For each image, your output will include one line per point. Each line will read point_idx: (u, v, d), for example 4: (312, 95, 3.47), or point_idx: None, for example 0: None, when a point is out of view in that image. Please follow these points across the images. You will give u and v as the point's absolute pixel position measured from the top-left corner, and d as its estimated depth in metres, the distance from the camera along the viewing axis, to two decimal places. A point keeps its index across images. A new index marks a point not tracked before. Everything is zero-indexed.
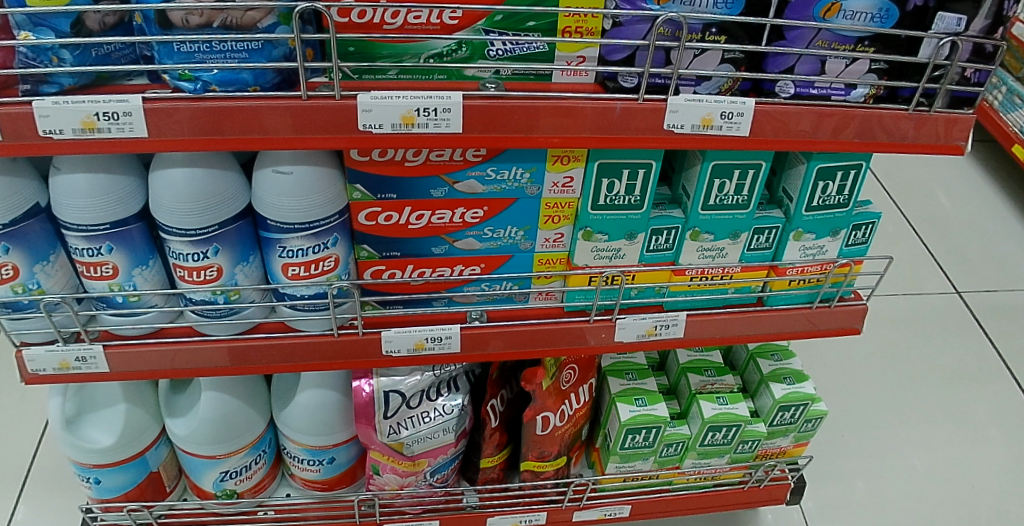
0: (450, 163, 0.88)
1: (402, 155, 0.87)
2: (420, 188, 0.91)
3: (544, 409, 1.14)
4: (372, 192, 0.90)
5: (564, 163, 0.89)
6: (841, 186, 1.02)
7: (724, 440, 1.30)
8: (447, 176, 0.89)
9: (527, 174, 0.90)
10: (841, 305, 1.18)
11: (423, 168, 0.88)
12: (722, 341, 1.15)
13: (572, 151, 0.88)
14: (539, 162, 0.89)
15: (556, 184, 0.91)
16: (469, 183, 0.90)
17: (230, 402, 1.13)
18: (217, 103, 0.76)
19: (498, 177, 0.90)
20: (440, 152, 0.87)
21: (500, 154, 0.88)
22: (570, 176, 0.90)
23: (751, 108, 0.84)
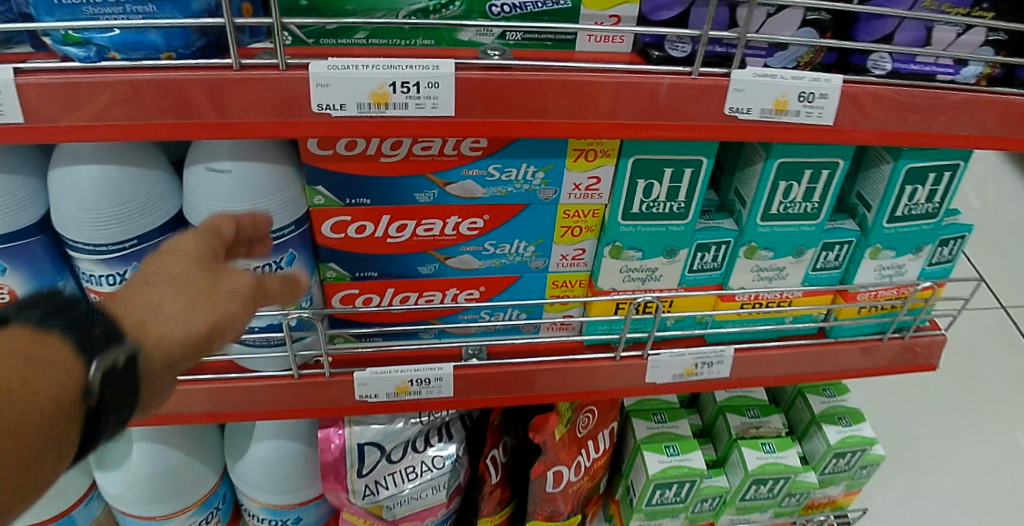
0: (440, 159, 0.67)
1: (376, 146, 0.66)
2: (402, 191, 0.70)
3: (556, 463, 0.94)
4: (338, 196, 0.70)
5: (590, 160, 0.68)
6: (932, 191, 0.81)
7: (769, 494, 1.09)
8: (436, 176, 0.69)
9: (541, 174, 0.69)
10: (917, 336, 0.97)
11: (404, 165, 0.68)
12: (773, 382, 0.94)
13: (600, 143, 0.67)
14: (557, 159, 0.68)
15: (578, 187, 0.71)
16: (466, 185, 0.70)
17: (173, 454, 0.93)
18: (118, 76, 0.54)
19: (503, 178, 0.69)
20: (426, 144, 0.66)
21: (507, 147, 0.67)
22: (596, 176, 0.70)
23: (837, 87, 0.64)
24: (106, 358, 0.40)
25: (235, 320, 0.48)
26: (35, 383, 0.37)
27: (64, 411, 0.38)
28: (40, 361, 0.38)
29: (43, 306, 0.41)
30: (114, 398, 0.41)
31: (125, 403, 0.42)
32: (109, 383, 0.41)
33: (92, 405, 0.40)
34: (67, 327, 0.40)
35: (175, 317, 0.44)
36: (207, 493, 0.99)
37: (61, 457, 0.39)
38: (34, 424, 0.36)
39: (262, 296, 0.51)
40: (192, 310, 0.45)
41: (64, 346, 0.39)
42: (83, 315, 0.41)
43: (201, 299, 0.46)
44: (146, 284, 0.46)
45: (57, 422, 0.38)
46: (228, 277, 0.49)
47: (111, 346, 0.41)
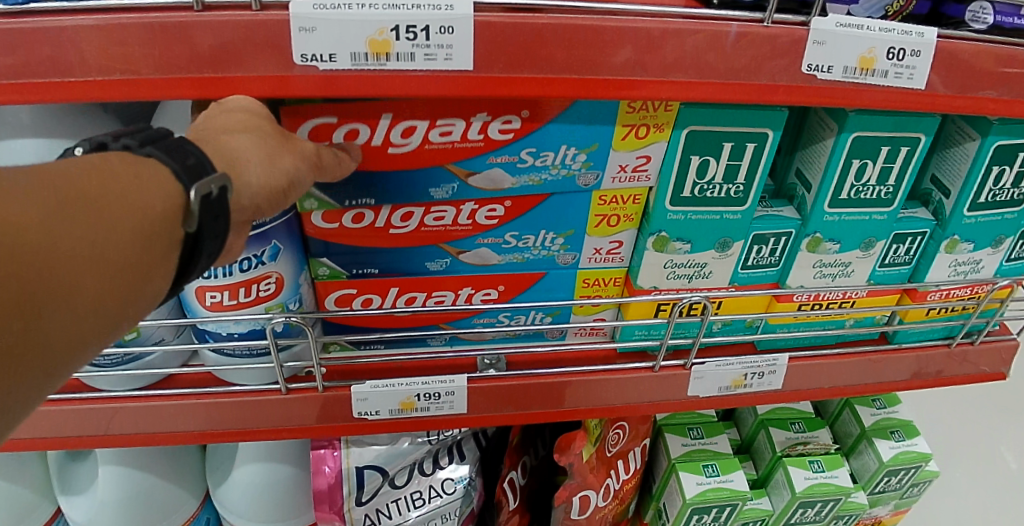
0: (461, 148, 0.56)
1: (383, 134, 0.55)
2: (415, 185, 0.59)
3: (583, 488, 0.83)
4: (335, 196, 0.59)
5: (641, 137, 0.57)
6: (1020, 174, 0.70)
7: (816, 518, 0.97)
8: (456, 167, 0.58)
9: (581, 157, 0.58)
10: (987, 341, 0.86)
11: (417, 157, 0.56)
12: (830, 395, 0.83)
13: (656, 115, 0.56)
14: (603, 137, 0.57)
15: (624, 168, 0.60)
16: (492, 176, 0.58)
17: (148, 479, 0.81)
18: (55, 20, 0.43)
19: (537, 164, 0.58)
20: (443, 127, 0.55)
21: (545, 126, 0.56)
22: (646, 155, 0.59)
23: (932, 42, 0.53)
24: (202, 184, 0.40)
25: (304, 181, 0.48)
26: (126, 203, 0.37)
27: (161, 230, 0.39)
28: (142, 178, 0.39)
29: (144, 139, 0.41)
30: (213, 223, 0.41)
31: (220, 234, 0.42)
32: (207, 209, 0.40)
33: (190, 229, 0.40)
34: (166, 153, 0.40)
35: (261, 162, 0.45)
36: (190, 519, 0.87)
37: (163, 277, 0.40)
38: (138, 227, 0.37)
39: (332, 164, 0.51)
40: (272, 160, 0.45)
41: (162, 172, 0.40)
42: (181, 145, 0.41)
43: (277, 152, 0.46)
44: (222, 133, 0.44)
45: (153, 240, 0.38)
46: (295, 141, 0.48)
47: (209, 175, 0.40)
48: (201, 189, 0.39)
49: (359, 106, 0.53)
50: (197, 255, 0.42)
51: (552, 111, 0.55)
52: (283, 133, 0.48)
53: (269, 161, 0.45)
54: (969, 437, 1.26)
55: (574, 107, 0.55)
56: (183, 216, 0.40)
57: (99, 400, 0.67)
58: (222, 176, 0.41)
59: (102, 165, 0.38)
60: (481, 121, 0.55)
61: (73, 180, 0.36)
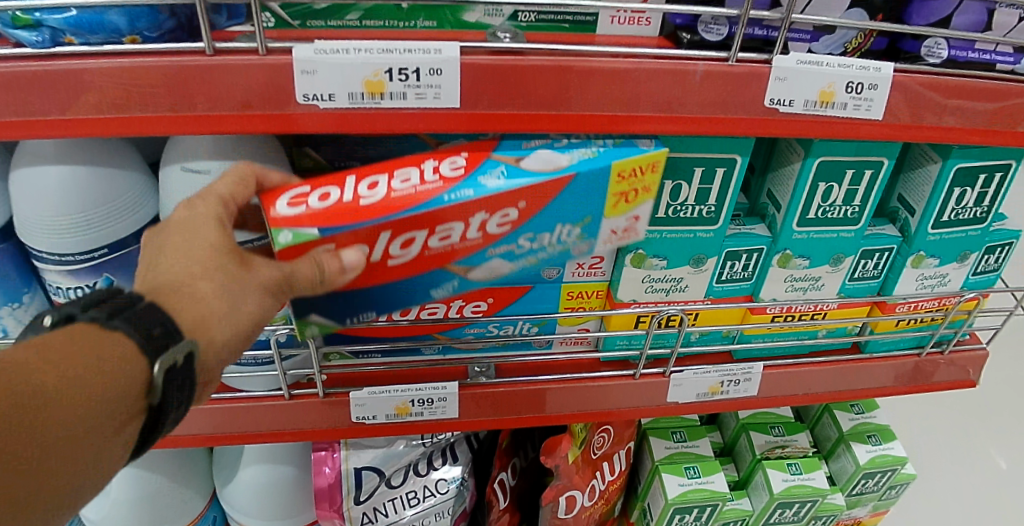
0: (461, 251, 0.55)
1: (381, 249, 0.53)
2: (415, 288, 0.57)
3: (569, 488, 0.87)
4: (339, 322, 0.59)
5: (630, 200, 0.57)
6: (981, 195, 0.74)
7: (795, 518, 1.01)
8: (456, 269, 0.57)
9: (576, 231, 0.57)
10: (958, 351, 0.90)
11: (416, 266, 0.55)
12: (804, 401, 0.87)
13: (643, 178, 0.56)
14: (595, 209, 0.56)
15: (616, 232, 0.58)
16: (492, 266, 0.57)
17: (157, 480, 0.86)
18: (82, 63, 0.48)
19: (534, 248, 0.57)
20: (441, 234, 0.54)
21: (542, 211, 0.55)
22: (638, 215, 0.58)
23: (888, 77, 0.57)
24: (164, 358, 0.43)
25: (270, 312, 0.51)
26: (92, 392, 0.40)
27: (125, 409, 0.42)
28: (108, 358, 0.42)
29: (111, 308, 0.43)
30: (176, 392, 0.45)
31: (184, 398, 0.46)
32: (169, 381, 0.44)
33: (154, 401, 0.44)
34: (132, 326, 0.43)
35: (224, 317, 0.47)
36: (197, 518, 0.91)
37: (125, 444, 0.44)
38: (101, 414, 0.41)
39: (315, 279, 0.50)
40: (236, 306, 0.48)
41: (125, 347, 0.43)
42: (147, 314, 0.44)
43: (238, 299, 0.48)
44: (185, 287, 0.46)
45: (116, 421, 0.42)
46: (259, 272, 0.49)
47: (171, 346, 0.44)
48: (165, 363, 0.43)
49: (354, 232, 0.52)
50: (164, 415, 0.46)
51: (545, 200, 0.54)
52: (247, 265, 0.49)
53: (231, 312, 0.47)
54: (950, 442, 1.30)
55: (567, 188, 0.54)
56: (145, 390, 0.43)
57: None
58: (185, 341, 0.45)
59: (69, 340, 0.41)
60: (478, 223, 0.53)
61: (38, 374, 0.39)
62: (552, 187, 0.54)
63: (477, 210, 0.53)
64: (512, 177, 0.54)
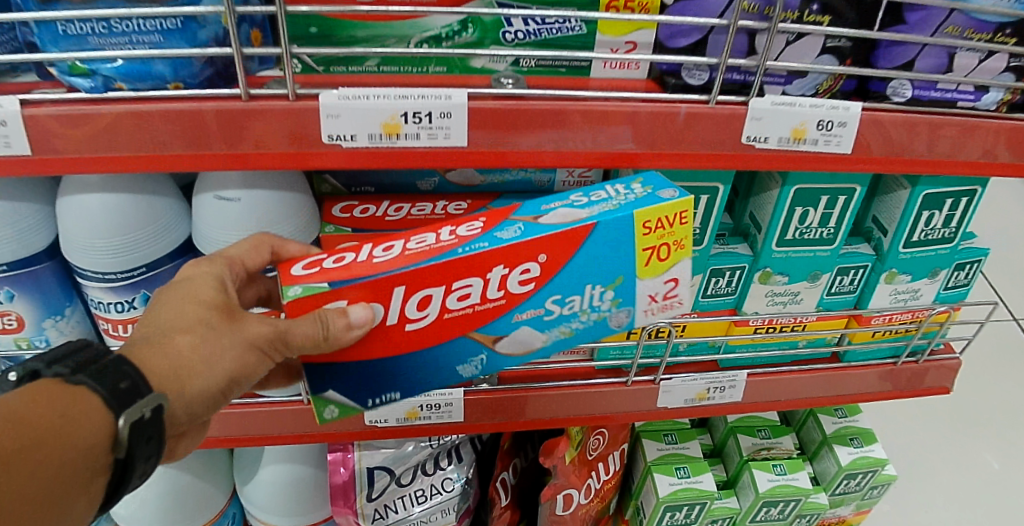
0: (483, 309, 0.58)
1: (399, 312, 0.57)
2: (446, 359, 0.61)
3: (566, 487, 0.93)
4: (358, 400, 0.64)
5: (663, 258, 0.59)
6: (949, 216, 0.80)
7: (780, 516, 1.07)
8: (480, 334, 0.60)
9: (608, 294, 0.60)
10: (933, 360, 0.95)
11: (438, 327, 0.59)
12: (785, 406, 0.93)
13: (674, 231, 0.58)
14: (625, 269, 0.58)
15: (654, 298, 0.61)
16: (521, 335, 0.61)
17: (181, 477, 0.92)
18: (129, 107, 0.54)
19: (565, 312, 0.60)
20: (459, 291, 0.57)
21: (563, 270, 0.57)
22: (673, 278, 0.61)
23: (857, 115, 0.63)
24: (131, 411, 0.48)
25: (254, 366, 0.56)
26: (59, 448, 0.44)
27: (91, 463, 0.46)
28: (73, 415, 0.46)
29: (76, 366, 0.48)
30: (141, 443, 0.49)
31: (147, 452, 0.50)
32: (134, 433, 0.48)
33: (120, 454, 0.48)
34: (97, 381, 0.48)
35: (200, 369, 0.52)
36: (217, 514, 0.98)
37: (88, 501, 0.48)
38: (67, 467, 0.44)
39: (310, 340, 0.54)
40: (215, 358, 0.53)
41: (92, 401, 0.47)
42: (117, 369, 0.49)
43: (217, 352, 0.53)
44: (171, 338, 0.52)
45: (81, 475, 0.46)
46: (245, 328, 0.55)
47: (139, 399, 0.48)
48: (132, 416, 0.47)
49: (362, 289, 0.55)
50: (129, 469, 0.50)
51: (567, 256, 0.57)
52: (235, 320, 0.55)
53: (207, 367, 0.53)
54: (933, 445, 1.36)
55: (590, 236, 0.56)
56: (111, 442, 0.47)
57: None
58: (153, 396, 0.49)
59: (40, 397, 0.45)
60: (499, 276, 0.56)
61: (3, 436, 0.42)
62: (570, 248, 0.56)
63: (497, 262, 0.55)
64: (528, 231, 0.56)
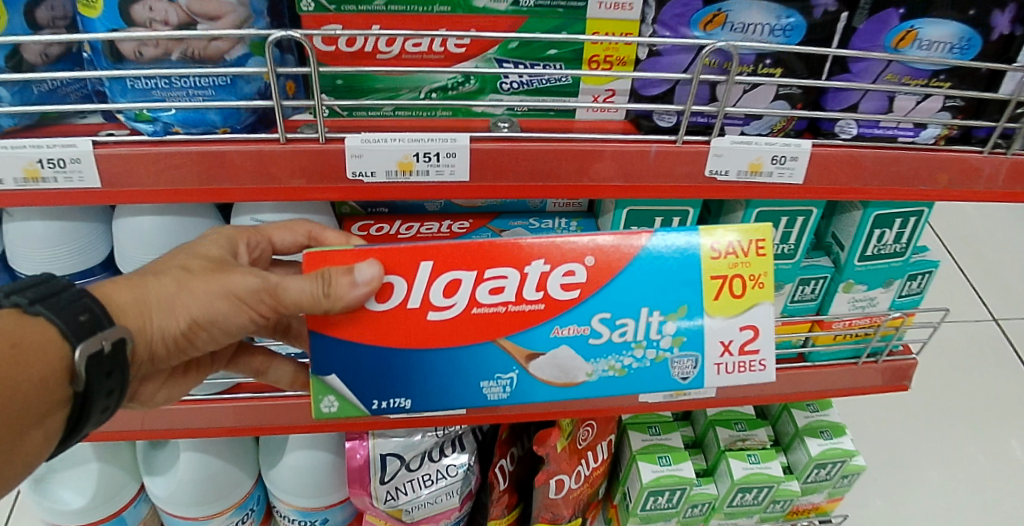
0: (518, 308, 0.63)
1: (426, 297, 0.63)
2: (478, 369, 0.65)
3: (558, 473, 1.04)
4: (363, 399, 0.67)
5: (739, 296, 0.64)
6: (899, 233, 0.90)
7: (754, 501, 1.18)
8: (510, 343, 0.64)
9: (670, 324, 0.65)
10: (891, 360, 1.05)
11: (462, 319, 0.63)
12: (753, 400, 1.04)
13: (749, 263, 0.63)
14: (691, 299, 0.64)
15: (727, 343, 0.66)
16: (564, 360, 0.65)
17: (214, 463, 1.04)
18: (184, 149, 0.65)
19: (625, 338, 0.65)
20: (495, 284, 0.62)
21: (608, 284, 0.63)
22: (749, 325, 0.65)
23: (807, 151, 0.72)
24: (89, 342, 0.54)
25: (226, 312, 0.62)
26: (22, 371, 0.51)
27: (52, 385, 0.53)
28: (32, 343, 0.52)
29: (36, 297, 0.55)
30: (99, 370, 0.56)
31: (106, 380, 0.57)
32: (92, 361, 0.55)
33: (78, 377, 0.55)
34: (55, 313, 0.54)
35: (165, 305, 0.60)
36: (245, 495, 1.09)
37: (53, 418, 0.55)
38: (30, 388, 0.51)
39: (307, 295, 0.60)
40: (187, 297, 0.61)
41: (50, 331, 0.54)
42: (79, 303, 0.55)
43: (189, 293, 0.61)
44: (153, 276, 0.61)
45: (44, 395, 0.53)
46: (227, 277, 0.62)
47: (97, 333, 0.55)
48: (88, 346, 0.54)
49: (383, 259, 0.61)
50: (92, 393, 0.57)
51: (617, 266, 0.63)
52: (224, 272, 0.63)
53: (176, 307, 0.61)
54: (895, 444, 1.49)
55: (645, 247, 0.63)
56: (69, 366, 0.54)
57: (191, 401, 0.92)
58: (110, 329, 0.56)
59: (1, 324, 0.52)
60: (538, 270, 0.62)
61: None
62: (623, 259, 0.63)
63: (537, 257, 0.62)
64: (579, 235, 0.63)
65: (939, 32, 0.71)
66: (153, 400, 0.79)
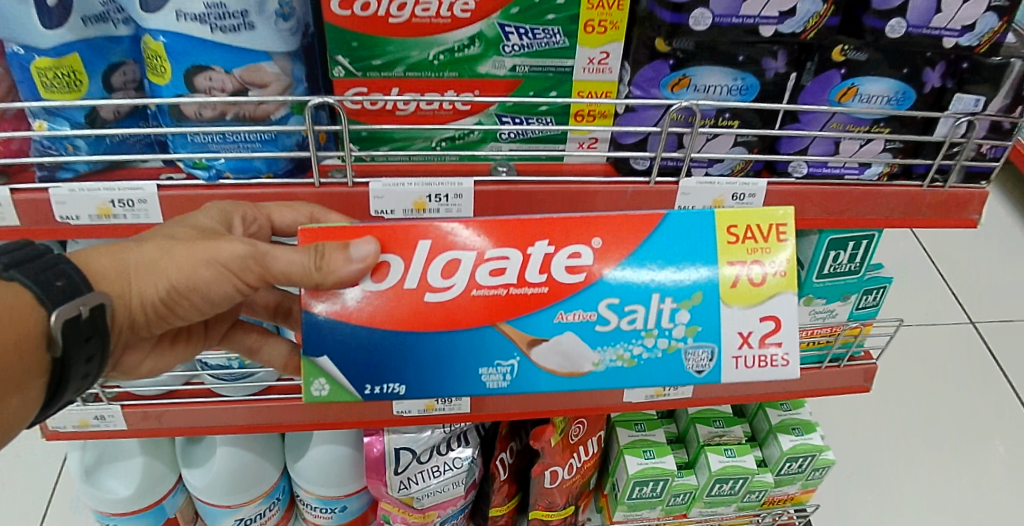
0: (524, 289, 0.71)
1: (434, 281, 0.70)
2: (481, 355, 0.73)
3: (552, 464, 1.17)
4: (357, 384, 0.74)
5: (757, 287, 0.72)
6: (853, 254, 1.02)
7: (732, 491, 1.30)
8: (508, 327, 0.72)
9: (682, 310, 0.73)
10: (852, 364, 1.17)
11: (461, 297, 0.71)
12: (731, 399, 1.15)
13: (757, 247, 0.72)
14: (704, 289, 0.72)
15: (743, 334, 0.74)
16: (568, 350, 0.74)
17: (245, 456, 1.17)
18: (236, 191, 0.77)
19: (635, 325, 0.73)
20: (496, 264, 0.70)
21: (611, 273, 0.71)
22: (764, 317, 0.73)
23: (763, 189, 0.84)
24: (65, 310, 0.62)
25: (208, 280, 0.69)
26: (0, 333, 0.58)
27: (29, 349, 0.61)
28: (12, 307, 0.60)
29: (12, 265, 0.62)
30: (77, 336, 0.63)
31: (82, 348, 0.65)
32: (67, 325, 0.62)
33: (55, 347, 0.63)
34: (31, 280, 0.61)
35: (140, 273, 0.68)
36: (272, 484, 1.22)
37: (32, 378, 0.62)
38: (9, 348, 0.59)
39: (299, 267, 0.66)
40: (169, 264, 0.68)
41: (26, 296, 0.61)
42: (56, 271, 0.63)
43: (171, 262, 0.68)
44: (138, 244, 0.68)
45: (21, 356, 0.60)
46: (215, 247, 0.68)
47: (73, 300, 0.63)
48: (63, 312, 0.61)
49: (397, 245, 0.69)
50: (71, 359, 0.65)
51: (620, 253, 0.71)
52: (214, 242, 0.68)
53: (154, 276, 0.68)
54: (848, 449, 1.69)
55: (658, 228, 0.71)
56: (45, 331, 0.62)
57: (228, 401, 1.04)
58: (89, 297, 0.64)
59: None
60: (542, 251, 0.70)
61: None
62: (630, 246, 0.71)
63: (543, 238, 0.70)
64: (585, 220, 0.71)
65: (876, 87, 0.83)
66: (138, 364, 0.88)
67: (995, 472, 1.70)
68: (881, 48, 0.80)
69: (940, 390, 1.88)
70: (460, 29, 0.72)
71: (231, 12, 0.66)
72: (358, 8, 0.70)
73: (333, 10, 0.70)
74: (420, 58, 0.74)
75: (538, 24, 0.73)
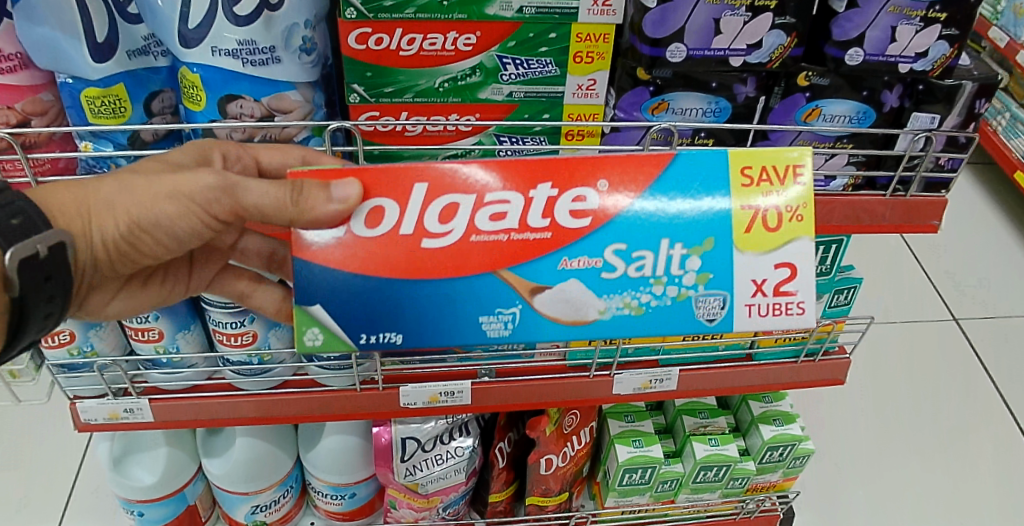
0: (525, 234, 0.71)
1: (434, 226, 0.70)
2: (483, 303, 0.72)
3: (547, 452, 1.26)
4: (352, 333, 0.73)
5: (772, 230, 0.72)
6: (823, 256, 1.11)
7: (716, 478, 1.39)
8: (509, 273, 0.71)
9: (693, 254, 0.72)
10: (826, 359, 1.25)
11: (458, 242, 0.70)
12: (714, 390, 1.24)
13: (767, 188, 0.72)
14: (716, 233, 0.72)
15: (756, 280, 0.74)
16: (575, 297, 0.73)
17: (262, 446, 1.26)
18: None
19: (644, 272, 0.73)
20: (496, 208, 0.70)
21: (617, 216, 0.71)
22: (775, 264, 0.73)
23: None
24: (23, 249, 0.62)
25: (173, 215, 0.71)
26: None
27: None
28: None
29: None
30: (38, 274, 0.65)
31: (42, 287, 0.66)
32: (27, 263, 0.63)
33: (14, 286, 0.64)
34: None
35: (102, 211, 0.69)
36: (286, 473, 1.31)
37: None
38: None
39: (274, 199, 0.67)
40: (133, 201, 0.70)
41: None
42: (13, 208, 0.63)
43: (134, 199, 0.70)
44: (100, 183, 0.70)
45: None
46: (178, 181, 0.70)
47: (32, 238, 0.63)
48: (21, 252, 0.62)
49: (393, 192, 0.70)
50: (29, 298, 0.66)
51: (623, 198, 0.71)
52: (177, 177, 0.70)
53: (115, 213, 0.69)
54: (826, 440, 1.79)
55: (669, 167, 0.71)
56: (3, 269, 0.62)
57: (248, 394, 1.13)
58: (46, 235, 0.64)
59: None
60: (544, 194, 0.70)
61: None
62: (635, 189, 0.71)
63: (543, 181, 0.70)
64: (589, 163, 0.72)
65: (838, 108, 0.91)
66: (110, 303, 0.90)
67: (967, 462, 1.80)
68: (842, 74, 0.88)
69: (918, 384, 1.97)
70: (462, 61, 0.81)
71: (260, 48, 0.74)
72: (372, 42, 0.79)
73: (349, 45, 0.79)
74: (427, 85, 0.83)
75: (532, 56, 0.82)
